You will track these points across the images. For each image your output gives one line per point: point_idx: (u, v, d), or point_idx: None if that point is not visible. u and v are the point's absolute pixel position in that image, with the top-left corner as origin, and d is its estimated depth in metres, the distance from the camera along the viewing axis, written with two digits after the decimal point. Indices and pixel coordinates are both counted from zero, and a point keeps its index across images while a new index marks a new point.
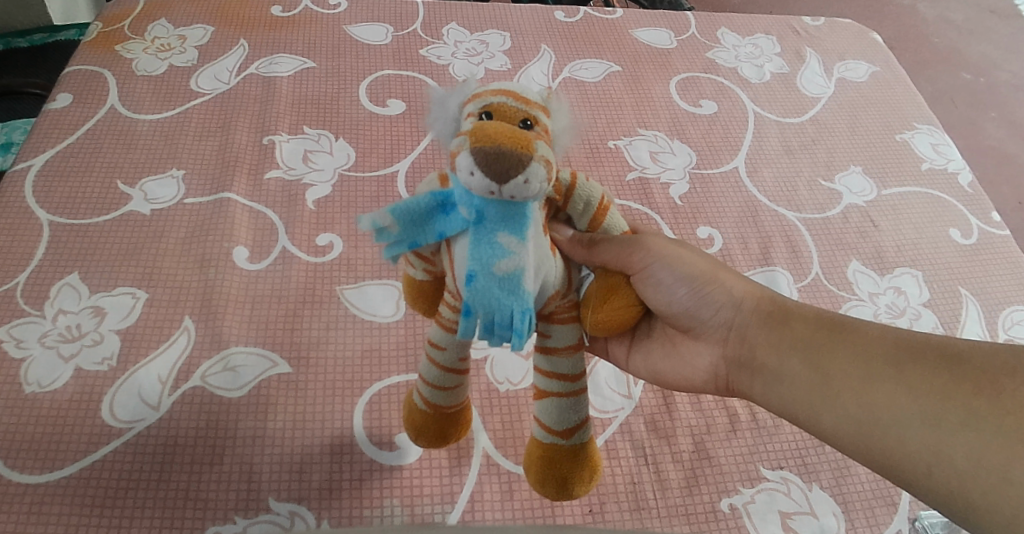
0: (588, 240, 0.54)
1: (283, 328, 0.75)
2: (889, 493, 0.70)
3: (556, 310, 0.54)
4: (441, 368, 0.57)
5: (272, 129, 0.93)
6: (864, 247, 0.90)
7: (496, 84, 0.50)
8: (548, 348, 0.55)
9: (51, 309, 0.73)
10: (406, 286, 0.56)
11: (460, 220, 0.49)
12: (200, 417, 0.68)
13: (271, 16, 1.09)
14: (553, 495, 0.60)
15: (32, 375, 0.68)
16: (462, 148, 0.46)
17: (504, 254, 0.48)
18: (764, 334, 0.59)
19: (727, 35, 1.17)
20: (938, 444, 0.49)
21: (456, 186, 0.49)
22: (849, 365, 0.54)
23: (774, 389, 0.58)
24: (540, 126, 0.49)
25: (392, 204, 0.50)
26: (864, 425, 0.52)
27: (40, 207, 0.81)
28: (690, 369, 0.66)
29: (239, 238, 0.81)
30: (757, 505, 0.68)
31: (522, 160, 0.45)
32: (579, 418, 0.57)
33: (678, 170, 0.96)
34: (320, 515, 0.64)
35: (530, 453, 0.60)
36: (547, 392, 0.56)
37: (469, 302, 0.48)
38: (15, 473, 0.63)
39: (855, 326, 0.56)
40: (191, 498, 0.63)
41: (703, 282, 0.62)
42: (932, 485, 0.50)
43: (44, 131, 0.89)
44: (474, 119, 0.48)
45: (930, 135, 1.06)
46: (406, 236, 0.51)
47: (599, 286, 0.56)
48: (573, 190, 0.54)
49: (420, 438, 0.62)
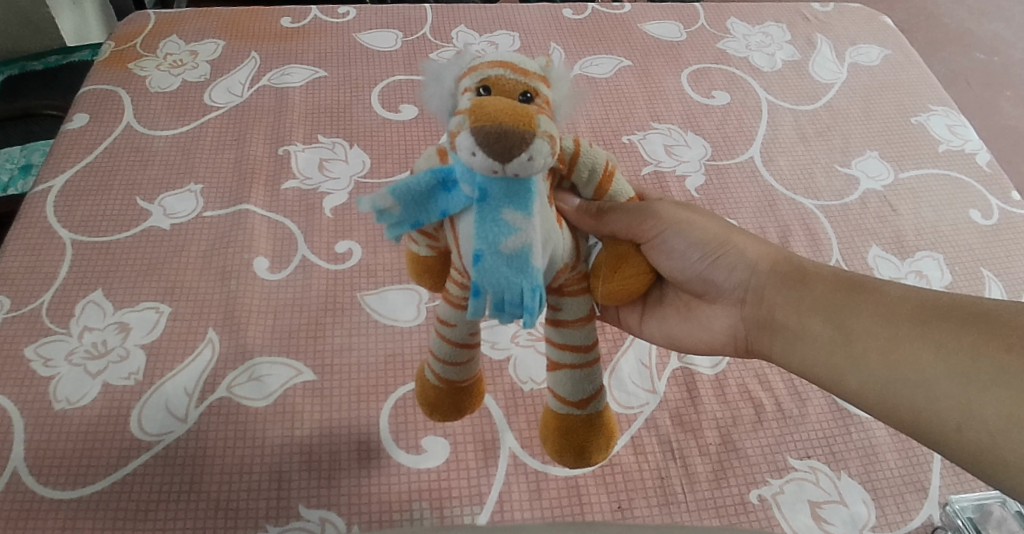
0: (595, 210, 0.53)
1: (306, 336, 0.75)
2: (919, 478, 0.69)
3: (565, 283, 0.54)
4: (451, 344, 0.57)
5: (287, 139, 0.94)
6: (883, 232, 0.89)
7: (492, 56, 0.50)
8: (559, 321, 0.55)
9: (77, 326, 0.74)
10: (409, 262, 0.56)
11: (463, 197, 0.49)
12: (227, 428, 0.68)
13: (281, 28, 1.10)
14: (571, 463, 0.61)
15: (61, 392, 0.69)
16: (461, 128, 0.46)
17: (510, 232, 0.48)
18: (782, 294, 0.59)
19: (737, 24, 1.17)
20: (969, 401, 0.49)
21: (457, 163, 0.49)
22: (873, 324, 0.54)
23: (796, 350, 0.58)
24: (541, 98, 0.48)
25: (391, 185, 0.49)
26: (890, 382, 0.52)
27: (62, 227, 0.82)
28: (707, 333, 0.66)
29: (258, 249, 0.82)
30: (786, 495, 0.68)
31: (525, 138, 0.45)
32: (593, 389, 0.57)
33: (693, 162, 0.95)
34: (350, 520, 0.64)
35: (546, 422, 0.60)
36: (560, 364, 0.56)
37: (478, 282, 0.48)
38: (48, 490, 0.64)
39: (876, 286, 0.56)
40: (222, 508, 0.64)
41: (717, 247, 0.62)
42: (964, 442, 0.49)
43: (63, 151, 0.90)
44: (473, 93, 0.48)
45: (946, 117, 1.05)
46: (408, 216, 0.50)
47: (609, 255, 0.55)
48: (577, 159, 0.53)
49: (436, 413, 0.62)
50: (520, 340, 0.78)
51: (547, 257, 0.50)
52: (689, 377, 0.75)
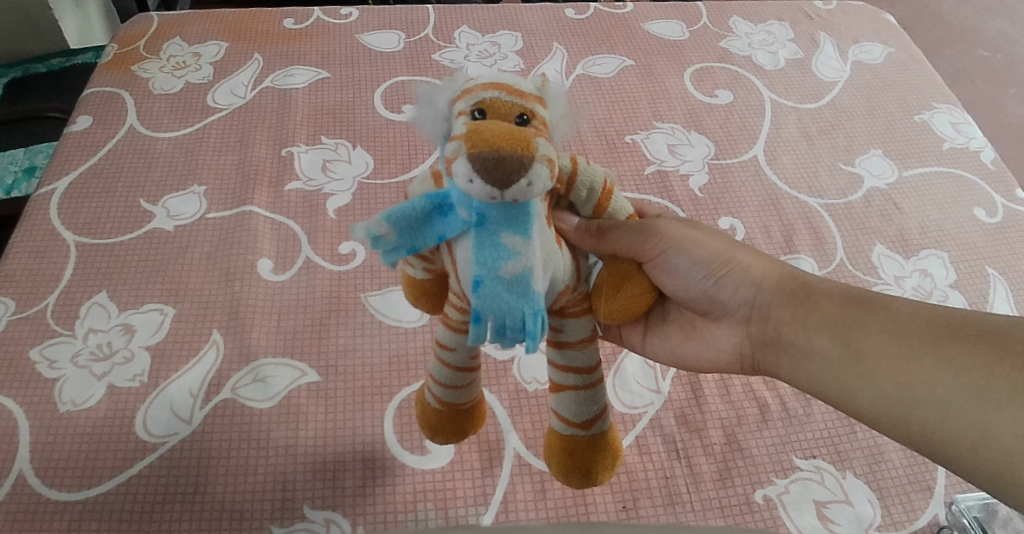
0: (596, 228, 0.53)
1: (310, 337, 0.75)
2: (924, 478, 0.69)
3: (567, 304, 0.53)
4: (451, 368, 0.57)
5: (290, 141, 0.94)
6: (887, 230, 0.89)
7: (485, 77, 0.50)
8: (562, 343, 0.55)
9: (82, 329, 0.74)
10: (406, 285, 0.56)
11: (460, 222, 0.49)
12: (231, 430, 0.68)
13: (284, 29, 1.10)
14: (577, 484, 0.61)
15: (66, 394, 0.70)
16: (457, 154, 0.45)
17: (509, 256, 0.48)
18: (789, 312, 0.59)
19: (740, 23, 1.17)
20: (983, 419, 0.49)
21: (453, 187, 0.49)
22: (882, 342, 0.54)
23: (805, 369, 0.58)
24: (537, 120, 0.48)
25: (386, 211, 0.50)
26: (901, 402, 0.52)
27: (66, 230, 0.82)
28: (713, 352, 0.66)
29: (262, 251, 0.82)
30: (792, 495, 0.67)
31: (523, 162, 0.45)
32: (597, 410, 0.57)
33: (696, 162, 0.95)
34: (355, 521, 0.64)
35: (549, 444, 0.60)
36: (563, 385, 0.56)
37: (478, 309, 0.48)
38: (53, 492, 0.64)
39: (884, 302, 0.56)
40: (227, 510, 0.64)
41: (720, 266, 0.62)
42: (981, 462, 0.49)
43: (67, 154, 0.90)
44: (467, 117, 0.48)
45: (950, 114, 1.05)
46: (405, 242, 0.50)
47: (610, 275, 0.55)
48: (575, 178, 0.53)
49: (437, 435, 0.62)
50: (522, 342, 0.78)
51: (548, 280, 0.50)
52: (694, 377, 0.75)
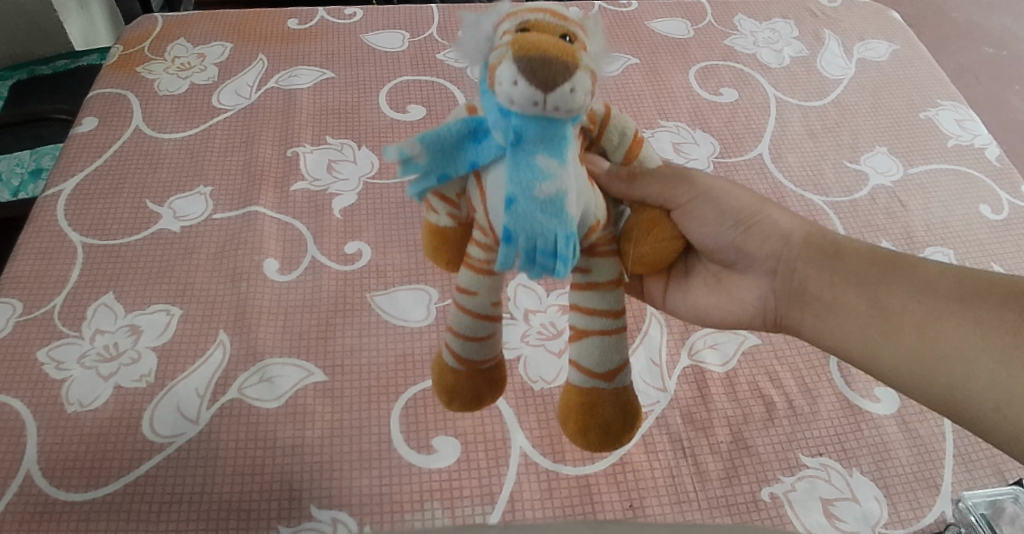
0: (627, 174, 0.53)
1: (316, 337, 0.75)
2: (931, 475, 0.69)
3: (597, 242, 0.52)
4: (473, 315, 0.55)
5: (295, 141, 0.94)
6: (893, 228, 0.89)
7: (530, 5, 0.50)
8: (589, 284, 0.53)
9: (89, 329, 0.75)
10: (426, 233, 0.55)
11: (494, 145, 0.49)
12: (239, 430, 0.68)
13: (288, 29, 1.10)
14: (594, 448, 0.57)
15: (73, 394, 0.70)
16: (503, 60, 0.47)
17: (545, 177, 0.47)
18: (816, 267, 0.59)
19: (745, 21, 1.17)
20: (1008, 382, 0.49)
21: (489, 112, 0.49)
22: (908, 301, 0.54)
23: (828, 324, 0.58)
24: (580, 45, 0.48)
25: (421, 133, 0.50)
26: (925, 358, 0.52)
27: (72, 231, 0.83)
28: (739, 305, 0.66)
29: (269, 251, 0.82)
30: (798, 493, 0.68)
31: (569, 68, 0.46)
32: (620, 361, 0.55)
33: (701, 159, 0.95)
34: (362, 520, 0.64)
35: (566, 402, 0.56)
36: (588, 331, 0.53)
37: (510, 226, 0.47)
38: (61, 492, 0.64)
39: (910, 262, 0.56)
40: (235, 509, 0.64)
41: (747, 217, 0.62)
42: (1003, 420, 0.49)
43: (73, 155, 0.90)
44: (513, 33, 0.47)
45: (955, 111, 1.04)
46: (435, 168, 0.51)
47: (640, 220, 0.55)
48: (608, 121, 0.53)
49: (452, 401, 0.60)
50: (530, 340, 0.77)
51: (581, 208, 0.49)
52: (700, 375, 0.75)
